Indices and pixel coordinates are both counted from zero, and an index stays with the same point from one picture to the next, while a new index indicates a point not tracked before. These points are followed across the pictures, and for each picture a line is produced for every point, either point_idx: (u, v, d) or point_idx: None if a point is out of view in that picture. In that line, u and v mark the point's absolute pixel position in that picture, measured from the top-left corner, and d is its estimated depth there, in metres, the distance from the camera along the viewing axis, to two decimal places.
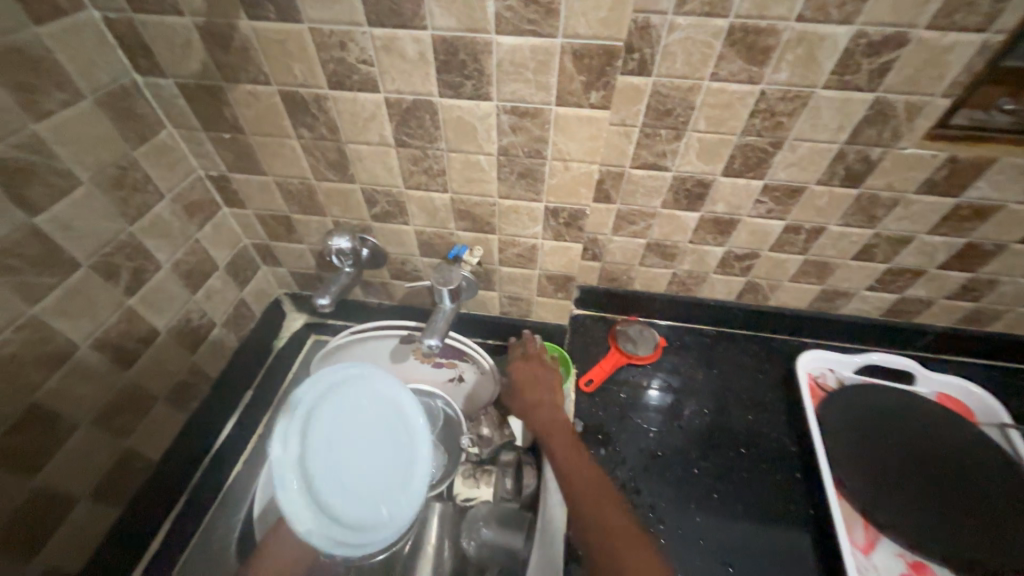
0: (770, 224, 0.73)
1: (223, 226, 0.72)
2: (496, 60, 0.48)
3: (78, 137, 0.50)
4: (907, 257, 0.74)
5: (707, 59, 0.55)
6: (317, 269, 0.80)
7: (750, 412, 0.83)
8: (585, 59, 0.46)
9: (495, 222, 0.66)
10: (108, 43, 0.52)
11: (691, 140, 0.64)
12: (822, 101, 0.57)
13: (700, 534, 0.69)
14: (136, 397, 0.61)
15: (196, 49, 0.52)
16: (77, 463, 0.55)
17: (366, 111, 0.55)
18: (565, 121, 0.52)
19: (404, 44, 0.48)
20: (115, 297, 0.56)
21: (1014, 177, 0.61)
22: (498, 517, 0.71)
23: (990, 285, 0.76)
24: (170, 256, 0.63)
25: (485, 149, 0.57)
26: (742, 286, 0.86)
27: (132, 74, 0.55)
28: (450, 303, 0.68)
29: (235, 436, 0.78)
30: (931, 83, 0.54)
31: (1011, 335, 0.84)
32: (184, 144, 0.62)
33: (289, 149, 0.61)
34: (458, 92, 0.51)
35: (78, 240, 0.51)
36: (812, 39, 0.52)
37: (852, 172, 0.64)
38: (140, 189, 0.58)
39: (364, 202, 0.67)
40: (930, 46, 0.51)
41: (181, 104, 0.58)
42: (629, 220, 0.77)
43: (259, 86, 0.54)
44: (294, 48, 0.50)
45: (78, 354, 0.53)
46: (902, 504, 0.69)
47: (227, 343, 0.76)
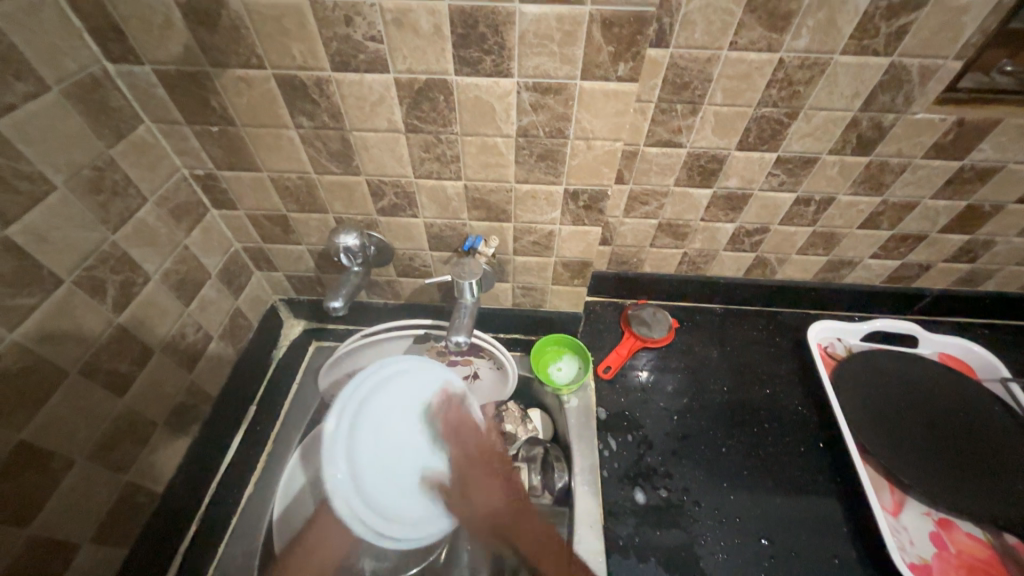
0: (781, 197, 0.73)
1: (211, 230, 0.66)
2: (519, 32, 0.45)
3: (46, 135, 0.43)
4: (911, 223, 0.76)
5: (727, 28, 0.53)
6: (317, 270, 0.75)
7: (767, 386, 0.84)
8: (615, 27, 0.44)
9: (511, 209, 0.63)
10: (73, 26, 0.45)
11: (707, 114, 0.62)
12: (840, 67, 0.56)
13: (736, 512, 0.69)
14: (133, 423, 0.55)
15: (178, 31, 0.46)
16: (76, 503, 0.49)
17: (374, 94, 0.51)
18: (590, 96, 0.49)
19: (418, 17, 0.44)
20: (102, 315, 0.50)
21: (1016, 136, 0.63)
22: (534, 515, 0.72)
23: (986, 245, 0.79)
24: (158, 266, 0.57)
25: (503, 131, 0.53)
26: (751, 262, 0.86)
27: (103, 63, 0.49)
28: (473, 297, 0.64)
29: (240, 455, 0.72)
30: (945, 45, 0.54)
31: (1001, 292, 0.88)
32: (165, 141, 0.56)
33: (287, 141, 0.56)
34: (476, 69, 0.48)
35: (55, 252, 0.45)
36: (834, 3, 0.51)
37: (864, 140, 0.64)
38: (121, 193, 0.52)
39: (370, 195, 0.62)
40: (947, 6, 0.51)
41: (161, 96, 0.52)
42: (641, 201, 0.75)
43: (252, 71, 0.49)
44: (293, 26, 0.45)
45: (67, 382, 0.47)
46: (923, 463, 0.71)
47: (225, 357, 0.70)
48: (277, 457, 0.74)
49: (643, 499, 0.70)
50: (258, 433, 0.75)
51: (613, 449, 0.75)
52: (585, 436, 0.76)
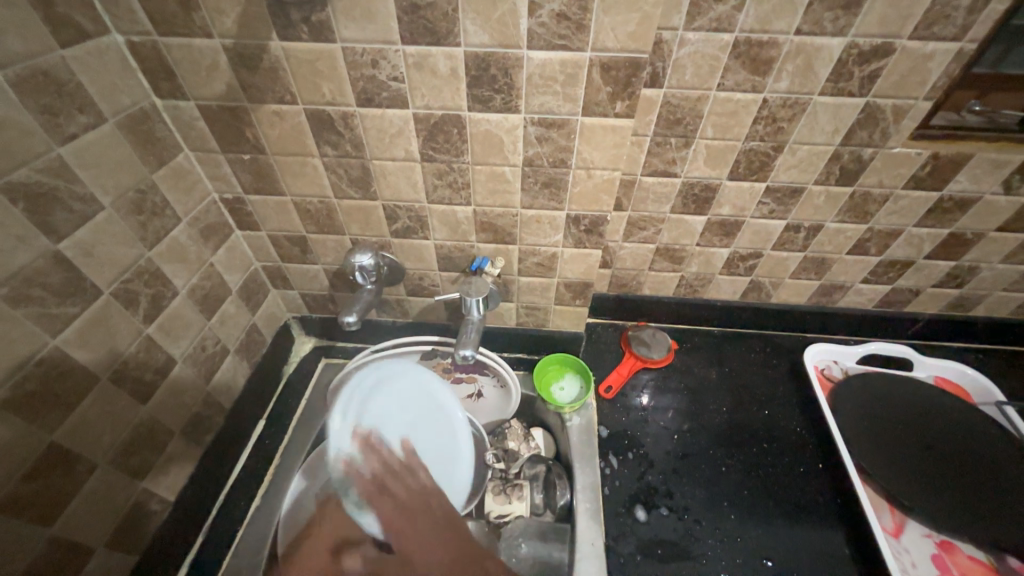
0: (772, 224, 0.77)
1: (235, 249, 0.70)
2: (527, 74, 0.50)
3: (99, 161, 0.48)
4: (897, 249, 0.80)
5: (715, 71, 0.59)
6: (331, 289, 0.79)
7: (765, 406, 0.86)
8: (612, 70, 0.49)
9: (516, 232, 0.67)
10: (129, 67, 0.51)
11: (700, 147, 0.67)
12: (819, 106, 0.61)
13: (736, 532, 0.70)
14: (153, 430, 0.57)
15: (222, 71, 0.52)
16: (95, 507, 0.51)
17: (393, 127, 0.56)
18: (591, 131, 0.54)
19: (437, 61, 0.50)
20: (133, 326, 0.54)
21: (989, 169, 0.67)
22: (535, 533, 0.72)
23: (971, 271, 0.82)
24: (186, 281, 0.61)
25: (510, 160, 0.58)
26: (746, 286, 0.89)
27: (152, 97, 0.54)
28: (479, 314, 0.68)
29: (249, 468, 0.74)
30: (915, 87, 0.59)
31: (991, 317, 0.90)
32: (200, 167, 0.61)
33: (311, 168, 0.61)
34: (487, 106, 0.53)
35: (98, 265, 0.49)
36: (810, 50, 0.56)
37: (847, 171, 0.69)
38: (158, 214, 0.56)
39: (385, 218, 0.67)
40: (913, 54, 0.56)
41: (201, 127, 0.57)
42: (640, 226, 0.79)
43: (285, 105, 0.54)
44: (324, 68, 0.51)
45: (97, 388, 0.50)
46: (921, 484, 0.72)
47: (240, 370, 0.73)
48: (285, 471, 0.75)
49: (644, 518, 0.71)
50: (267, 447, 0.77)
51: (614, 467, 0.76)
52: (587, 454, 0.77)
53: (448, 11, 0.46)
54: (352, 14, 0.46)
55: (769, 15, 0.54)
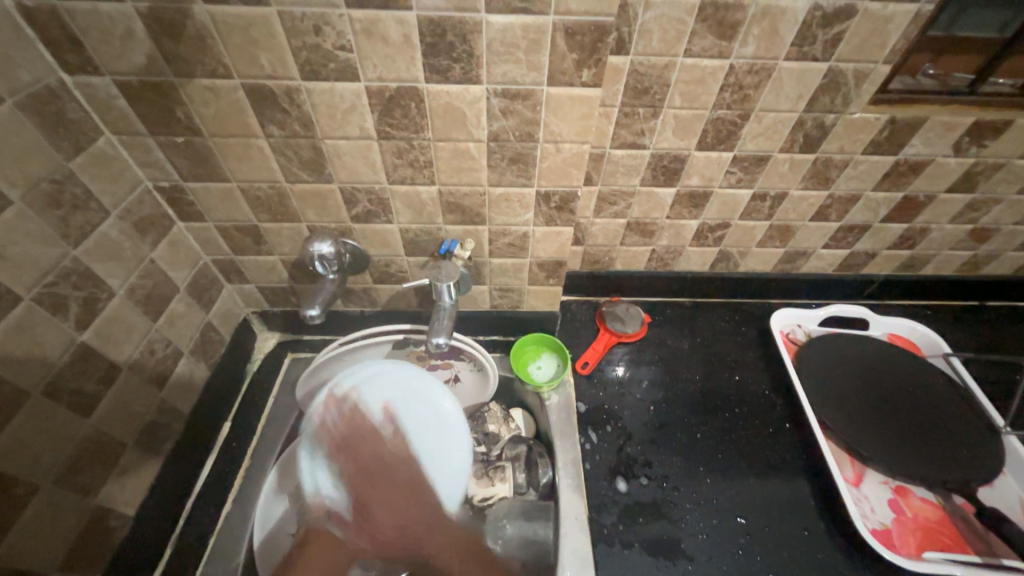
0: (739, 193, 0.77)
1: (179, 243, 0.64)
2: (486, 40, 0.46)
3: (1, 149, 0.42)
4: (856, 214, 0.82)
5: (681, 36, 0.57)
6: (291, 280, 0.74)
7: (735, 372, 0.88)
8: (577, 35, 0.46)
9: (485, 212, 0.64)
10: (26, 37, 0.44)
11: (668, 117, 0.66)
12: (784, 72, 0.61)
13: (712, 495, 0.73)
14: (101, 444, 0.53)
15: (140, 41, 0.46)
16: (41, 531, 0.47)
17: (344, 102, 0.51)
18: (557, 102, 0.52)
19: (387, 26, 0.45)
20: (64, 333, 0.48)
21: (941, 132, 0.69)
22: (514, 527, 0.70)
23: (922, 232, 0.86)
24: (123, 281, 0.55)
25: (474, 136, 0.55)
26: (715, 256, 0.90)
27: (58, 73, 0.47)
28: (451, 299, 0.65)
29: (216, 474, 0.70)
30: (875, 50, 0.59)
31: (939, 275, 0.96)
32: (127, 153, 0.55)
33: (257, 150, 0.56)
34: (445, 76, 0.49)
35: (12, 269, 0.43)
36: (775, 13, 0.55)
37: (810, 138, 0.69)
38: (82, 207, 0.50)
39: (344, 203, 0.62)
40: (874, 16, 0.56)
41: (123, 106, 0.51)
42: (610, 201, 0.78)
43: (218, 80, 0.49)
44: (260, 36, 0.45)
45: (28, 404, 0.45)
46: (879, 435, 0.76)
47: (197, 372, 0.68)
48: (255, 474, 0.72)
49: (625, 489, 0.72)
50: (234, 451, 0.73)
51: (594, 442, 0.77)
52: (567, 431, 0.78)
53: None
54: None
55: None
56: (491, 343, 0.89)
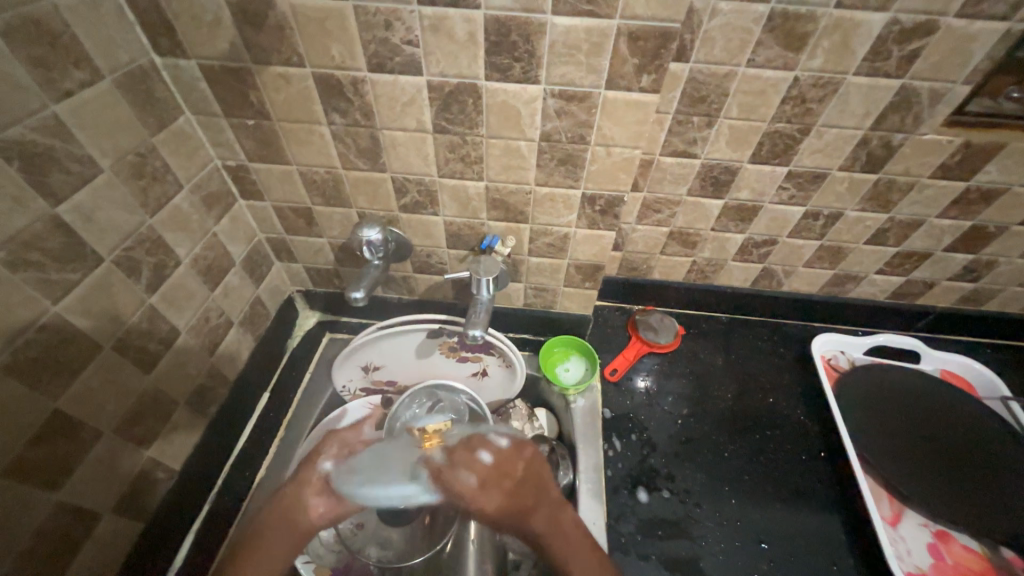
0: (790, 210, 0.75)
1: (238, 219, 0.68)
2: (549, 42, 0.47)
3: (97, 121, 0.46)
4: (916, 240, 0.78)
5: (746, 45, 0.56)
6: (336, 263, 0.77)
7: (770, 394, 0.86)
8: (640, 40, 0.46)
9: (529, 211, 0.65)
10: (126, 20, 0.48)
11: (723, 127, 0.65)
12: (853, 87, 0.58)
13: (736, 516, 0.71)
14: (157, 400, 0.57)
15: (226, 28, 0.49)
16: (102, 474, 0.51)
17: (405, 95, 0.53)
18: (613, 106, 0.52)
19: (454, 24, 0.46)
20: (135, 294, 0.52)
21: (1022, 160, 0.64)
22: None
23: (989, 265, 0.81)
24: (189, 251, 0.59)
25: (527, 135, 0.56)
26: (758, 273, 0.88)
27: (151, 55, 0.51)
28: (489, 294, 0.66)
29: (253, 441, 0.74)
30: (955, 70, 0.56)
31: (1002, 312, 0.90)
32: (202, 132, 0.59)
33: (318, 136, 0.58)
34: (505, 75, 0.50)
35: (98, 231, 0.47)
36: (849, 26, 0.53)
37: (873, 158, 0.66)
38: (160, 179, 0.54)
39: (394, 192, 0.64)
40: (958, 33, 0.53)
41: (203, 89, 0.55)
42: (654, 209, 0.77)
43: (292, 68, 0.52)
44: (334, 28, 0.48)
45: (100, 356, 0.49)
46: (922, 475, 0.72)
47: (244, 343, 0.72)
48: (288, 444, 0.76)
49: (645, 500, 0.72)
50: (271, 420, 0.77)
51: (617, 449, 0.77)
52: (590, 437, 0.78)
53: None
54: None
55: None
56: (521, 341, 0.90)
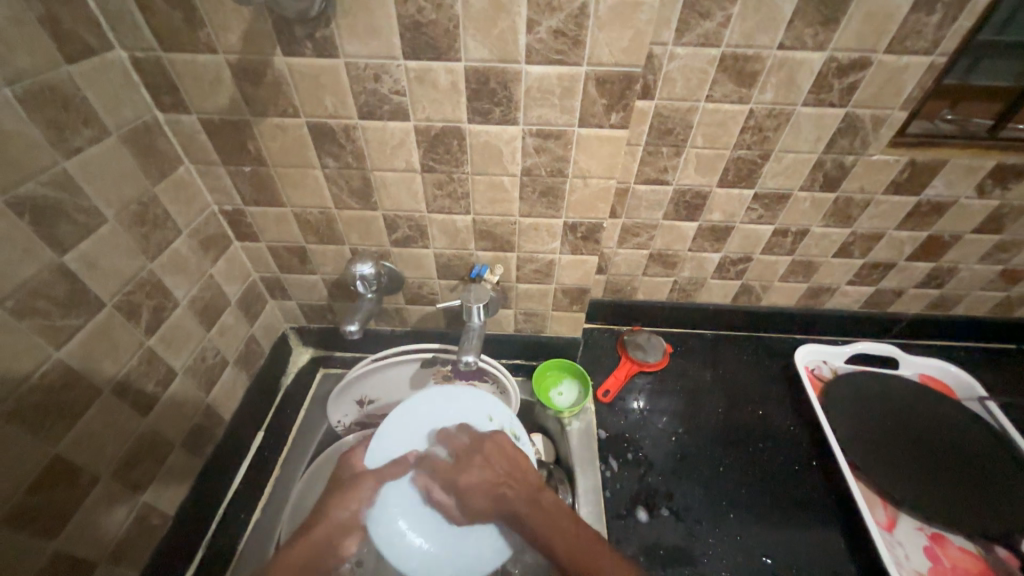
0: (760, 228, 0.79)
1: (234, 260, 0.70)
2: (525, 87, 0.52)
3: (103, 173, 0.49)
4: (880, 251, 0.83)
5: (703, 83, 0.62)
6: (329, 299, 0.79)
7: (759, 407, 0.88)
8: (607, 83, 0.51)
9: (515, 240, 0.68)
10: (133, 82, 0.52)
11: (690, 156, 0.70)
12: (803, 116, 0.64)
13: (735, 530, 0.71)
14: (154, 443, 0.57)
15: (226, 85, 0.53)
16: (98, 520, 0.50)
17: (394, 139, 0.57)
18: (587, 141, 0.56)
19: (438, 75, 0.51)
20: (135, 336, 0.54)
21: (963, 175, 0.70)
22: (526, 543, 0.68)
23: (950, 272, 0.86)
24: (186, 292, 0.61)
25: (509, 170, 0.60)
26: (737, 289, 0.92)
27: (154, 111, 0.55)
28: (480, 321, 0.68)
29: (248, 481, 0.74)
30: (891, 98, 0.62)
31: (970, 316, 0.94)
32: (200, 180, 0.62)
33: (312, 179, 0.62)
34: (486, 118, 0.55)
35: (101, 277, 0.49)
36: (792, 64, 0.59)
37: (830, 178, 0.72)
38: (160, 225, 0.56)
39: (385, 228, 0.68)
40: (889, 67, 0.59)
41: (203, 140, 0.58)
42: (634, 233, 0.81)
43: (287, 119, 0.56)
44: (327, 82, 0.52)
45: (100, 400, 0.50)
46: (911, 478, 0.74)
47: (239, 381, 0.73)
48: (284, 484, 0.75)
49: (645, 519, 0.72)
50: (266, 460, 0.76)
51: (615, 470, 0.77)
52: (587, 459, 0.78)
53: (449, 28, 0.48)
54: (355, 30, 0.48)
55: (753, 31, 0.57)
56: (514, 366, 0.92)
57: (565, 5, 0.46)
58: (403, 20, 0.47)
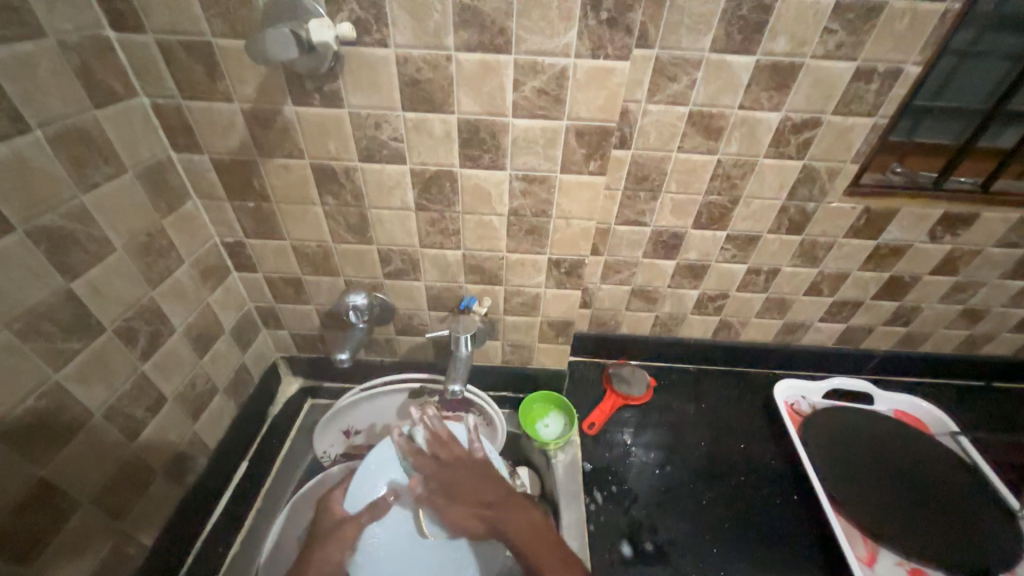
0: (734, 267, 0.84)
1: (231, 290, 0.73)
2: (511, 137, 0.57)
3: (116, 207, 0.52)
4: (847, 290, 0.88)
5: (674, 136, 0.68)
6: (322, 329, 0.82)
7: (740, 441, 0.89)
8: (585, 135, 0.57)
9: (502, 274, 0.72)
10: (151, 125, 0.56)
11: (665, 200, 0.75)
12: (766, 166, 0.70)
13: (718, 565, 0.71)
14: (138, 469, 0.57)
15: (238, 130, 0.58)
16: (74, 548, 0.50)
17: (391, 180, 0.62)
18: (568, 185, 0.61)
19: (433, 124, 0.56)
20: (129, 361, 0.55)
21: (915, 221, 0.77)
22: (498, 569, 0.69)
23: (914, 311, 0.91)
24: (183, 320, 0.63)
25: (497, 210, 0.64)
26: (716, 325, 0.95)
27: (168, 151, 0.59)
28: (467, 351, 0.71)
29: (229, 513, 0.73)
30: (843, 152, 0.69)
31: (938, 353, 0.98)
32: (205, 214, 0.66)
33: (312, 214, 0.66)
34: (476, 163, 0.60)
35: (104, 304, 0.51)
36: (752, 121, 0.66)
37: (795, 222, 0.77)
38: (164, 255, 0.59)
39: (379, 261, 0.71)
40: (838, 126, 0.66)
41: (211, 177, 0.62)
42: (616, 270, 0.86)
43: (292, 160, 0.60)
44: (332, 129, 0.57)
45: (90, 424, 0.51)
46: (889, 512, 0.75)
47: (227, 409, 0.74)
48: None
49: (629, 553, 0.72)
50: (248, 491, 0.76)
51: (599, 503, 0.78)
52: (572, 492, 0.79)
53: (444, 85, 0.53)
54: (360, 85, 0.53)
55: (716, 93, 0.63)
56: (501, 398, 0.93)
57: (547, 69, 0.52)
58: (402, 77, 0.53)
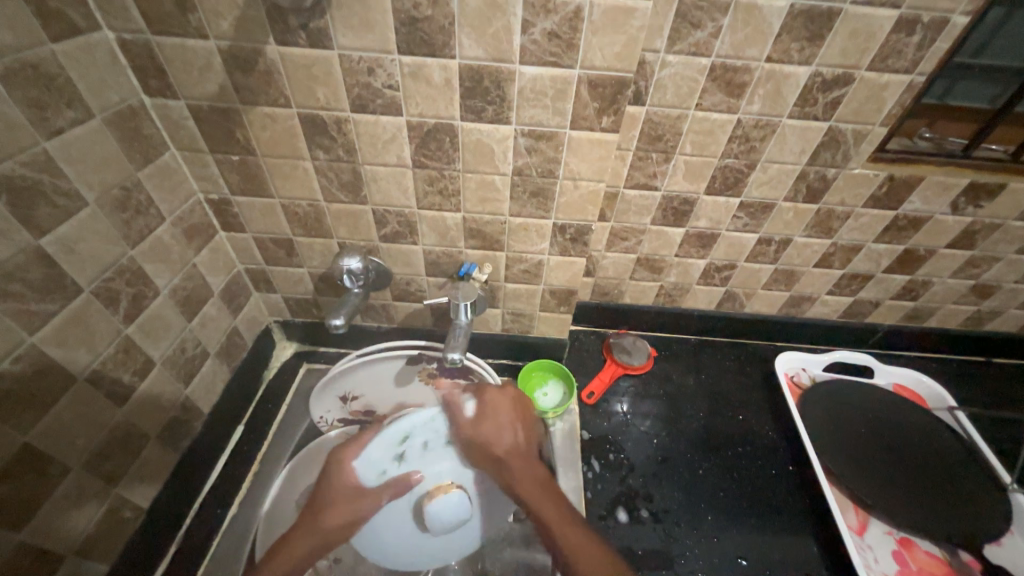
0: (745, 237, 0.81)
1: (218, 251, 0.69)
2: (518, 87, 0.52)
3: (86, 156, 0.48)
4: (859, 263, 0.85)
5: (693, 92, 0.63)
6: (315, 293, 0.79)
7: (739, 412, 0.89)
8: (599, 87, 0.52)
9: (504, 239, 0.68)
10: (119, 64, 0.51)
11: (679, 162, 0.71)
12: (788, 128, 0.66)
13: (712, 532, 0.72)
14: (129, 434, 0.56)
15: (216, 72, 0.52)
16: (66, 512, 0.49)
17: (386, 133, 0.57)
18: (578, 143, 0.57)
19: (432, 71, 0.51)
20: (112, 324, 0.52)
21: (939, 191, 0.73)
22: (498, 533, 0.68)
23: (924, 285, 0.89)
24: (168, 281, 0.60)
25: (500, 169, 0.60)
26: (721, 296, 0.93)
27: (141, 95, 0.54)
28: (467, 319, 0.68)
29: (225, 476, 0.72)
30: (872, 114, 0.64)
31: (943, 328, 0.97)
32: (186, 167, 0.61)
33: (302, 171, 0.61)
34: (479, 116, 0.55)
35: (79, 263, 0.48)
36: (779, 76, 0.61)
37: (813, 190, 0.74)
38: (143, 212, 0.55)
39: (374, 223, 0.67)
40: (871, 83, 0.61)
41: (190, 126, 0.57)
42: (622, 237, 0.83)
43: (278, 108, 0.55)
44: (320, 73, 0.52)
45: (74, 388, 0.48)
46: (883, 484, 0.76)
47: (220, 374, 0.72)
48: (261, 478, 0.73)
49: (625, 520, 0.72)
50: (244, 455, 0.75)
51: (596, 471, 0.78)
52: (569, 460, 0.79)
53: (444, 25, 0.48)
54: (350, 23, 0.48)
55: (742, 43, 0.58)
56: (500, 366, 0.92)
57: (560, 8, 0.46)
58: (397, 15, 0.47)
